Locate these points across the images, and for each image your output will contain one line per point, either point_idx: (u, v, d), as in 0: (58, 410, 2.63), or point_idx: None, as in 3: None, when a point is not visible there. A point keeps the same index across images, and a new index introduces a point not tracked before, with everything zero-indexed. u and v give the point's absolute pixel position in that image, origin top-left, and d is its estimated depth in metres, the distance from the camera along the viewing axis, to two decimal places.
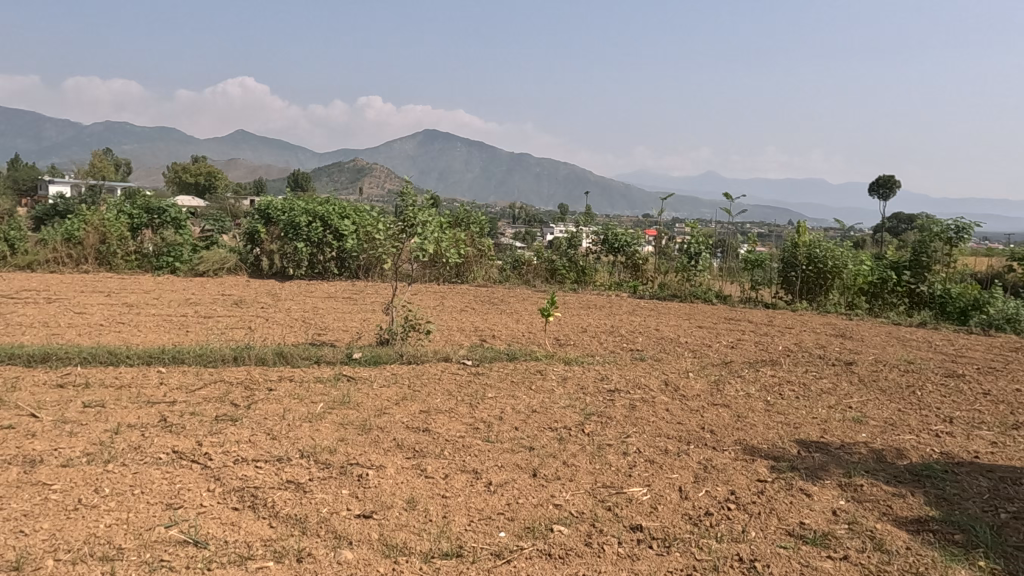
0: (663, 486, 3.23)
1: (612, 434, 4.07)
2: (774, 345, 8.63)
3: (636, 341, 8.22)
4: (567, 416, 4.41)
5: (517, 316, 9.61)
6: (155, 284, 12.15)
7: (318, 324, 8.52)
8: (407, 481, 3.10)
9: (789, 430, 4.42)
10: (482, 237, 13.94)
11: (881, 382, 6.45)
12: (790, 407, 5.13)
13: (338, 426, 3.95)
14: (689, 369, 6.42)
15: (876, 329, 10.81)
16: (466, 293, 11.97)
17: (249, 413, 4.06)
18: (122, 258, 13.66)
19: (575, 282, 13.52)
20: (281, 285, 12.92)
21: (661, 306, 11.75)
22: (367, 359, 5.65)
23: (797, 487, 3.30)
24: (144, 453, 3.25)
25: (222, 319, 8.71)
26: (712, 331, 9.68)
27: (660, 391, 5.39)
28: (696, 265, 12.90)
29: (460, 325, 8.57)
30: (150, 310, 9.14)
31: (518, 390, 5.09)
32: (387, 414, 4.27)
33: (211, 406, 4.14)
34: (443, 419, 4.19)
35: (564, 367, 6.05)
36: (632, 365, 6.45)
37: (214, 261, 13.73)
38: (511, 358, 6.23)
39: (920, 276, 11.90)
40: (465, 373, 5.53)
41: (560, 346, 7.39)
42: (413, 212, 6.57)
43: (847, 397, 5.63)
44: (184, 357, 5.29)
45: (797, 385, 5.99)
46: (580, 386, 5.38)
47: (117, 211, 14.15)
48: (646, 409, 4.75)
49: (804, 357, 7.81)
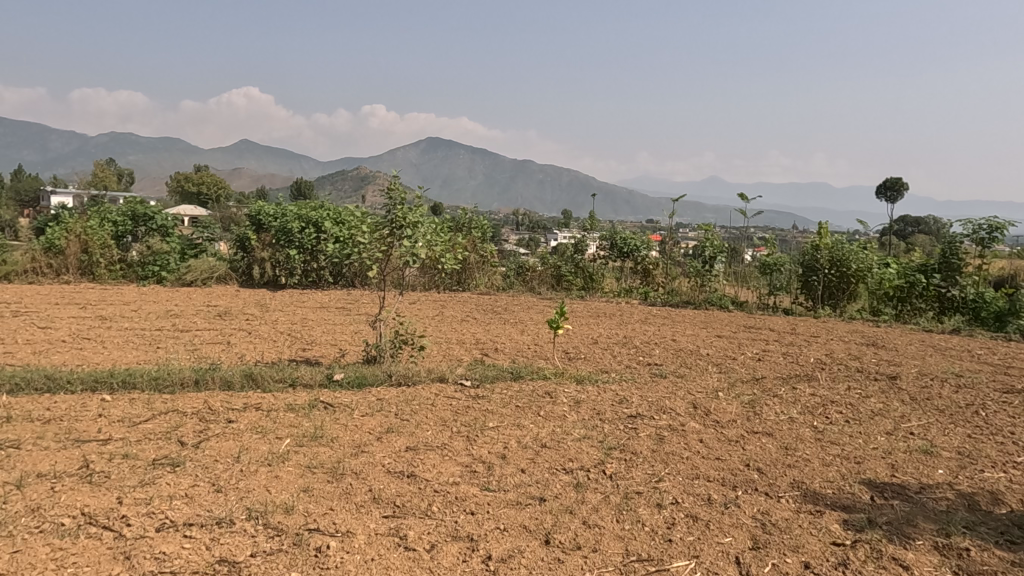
0: (717, 558, 2.48)
1: (640, 477, 3.33)
2: (805, 357, 7.85)
3: (653, 354, 7.48)
4: (584, 452, 3.66)
5: (521, 327, 8.85)
6: (138, 295, 11.46)
7: (304, 338, 7.78)
8: (381, 556, 2.37)
9: (852, 468, 3.66)
10: (484, 242, 13.23)
11: (936, 400, 5.66)
12: (844, 435, 4.37)
13: (303, 472, 3.21)
14: (717, 388, 5.65)
15: (907, 336, 10.04)
16: (468, 301, 11.29)
17: (196, 455, 3.32)
18: (106, 268, 13.03)
19: (582, 289, 12.81)
20: (272, 294, 12.25)
21: (675, 314, 10.99)
22: (350, 380, 4.93)
23: (887, 557, 2.56)
24: (41, 517, 2.53)
25: (199, 332, 7.99)
26: (734, 341, 8.90)
27: (689, 417, 4.63)
28: (710, 270, 12.16)
29: (460, 338, 7.84)
30: (124, 323, 8.44)
31: (524, 418, 4.34)
32: (367, 453, 3.53)
33: (151, 446, 3.40)
34: (432, 459, 3.45)
35: (576, 388, 5.29)
36: (652, 383, 5.70)
37: (202, 269, 13.12)
38: (515, 378, 5.48)
39: (951, 279, 11.11)
40: (462, 398, 4.78)
41: (570, 362, 6.64)
42: (403, 213, 5.83)
43: (904, 420, 4.87)
44: (136, 381, 4.55)
45: (844, 406, 5.22)
46: (596, 412, 4.62)
47: (100, 218, 13.46)
48: (677, 441, 3.99)
49: (841, 370, 7.04)
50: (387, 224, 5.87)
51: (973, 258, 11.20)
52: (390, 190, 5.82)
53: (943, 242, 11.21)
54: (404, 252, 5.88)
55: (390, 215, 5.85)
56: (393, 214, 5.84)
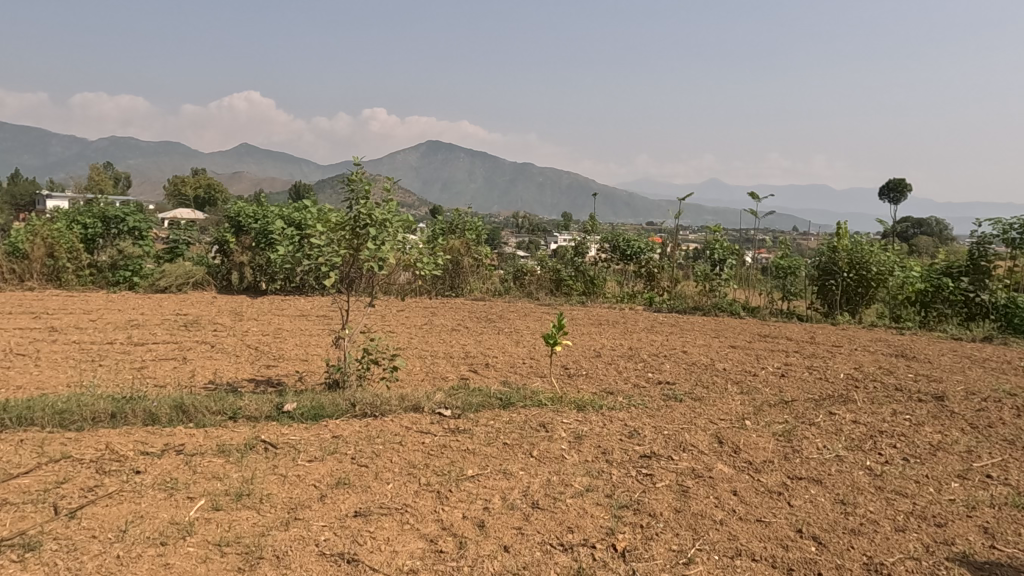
0: None
1: (663, 560, 2.50)
2: (834, 372, 6.97)
3: (664, 369, 6.65)
4: (589, 517, 2.83)
5: (516, 337, 7.97)
6: (104, 303, 10.62)
7: (271, 352, 6.93)
8: None
9: (936, 535, 2.82)
10: (478, 244, 12.43)
11: (999, 428, 4.79)
12: (911, 481, 3.52)
13: (206, 556, 2.36)
14: (743, 415, 4.79)
15: (937, 345, 9.18)
16: (460, 308, 10.43)
17: (65, 530, 2.47)
18: (73, 274, 12.16)
19: (582, 294, 11.98)
20: (251, 301, 11.42)
21: (682, 321, 10.13)
22: (304, 412, 4.07)
23: None
24: None
25: (156, 346, 7.14)
26: (751, 353, 8.07)
27: (716, 457, 3.79)
28: (720, 272, 11.16)
29: (448, 352, 7.01)
30: (73, 335, 7.57)
31: (512, 463, 3.49)
32: (302, 521, 2.69)
33: (8, 517, 2.55)
34: (388, 532, 2.63)
35: (576, 417, 4.42)
36: (666, 408, 4.86)
37: (177, 274, 12.28)
38: (506, 406, 4.61)
39: (980, 284, 10.22)
40: (438, 433, 3.93)
41: (570, 382, 5.81)
42: (369, 209, 4.89)
43: (975, 458, 4.01)
44: (36, 416, 3.70)
45: (899, 439, 4.37)
46: (602, 451, 3.77)
47: (68, 219, 12.56)
48: (705, 496, 3.16)
49: (877, 388, 6.19)
50: (348, 222, 4.94)
51: (1003, 260, 10.25)
52: (351, 181, 4.88)
53: (970, 243, 10.33)
54: (369, 256, 4.92)
55: (351, 211, 4.92)
56: (356, 210, 4.90)
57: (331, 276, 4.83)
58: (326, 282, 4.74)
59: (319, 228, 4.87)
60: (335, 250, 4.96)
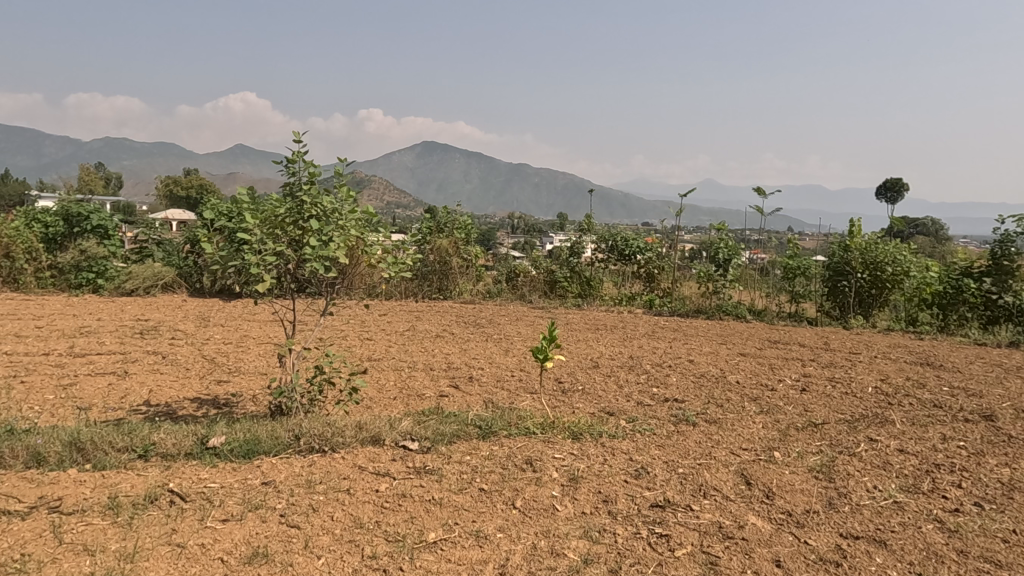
0: None
1: None
2: (860, 386, 6.20)
3: (670, 383, 5.88)
4: None
5: (506, 346, 7.19)
6: (61, 307, 9.79)
7: (227, 364, 6.13)
8: None
9: None
10: (467, 243, 11.67)
11: None
12: (999, 543, 2.74)
13: None
14: (770, 444, 4.02)
15: (962, 353, 8.42)
16: (447, 312, 9.66)
17: None
18: (33, 276, 11.32)
19: (578, 297, 11.20)
20: (222, 305, 10.62)
21: (686, 325, 9.38)
22: (233, 449, 3.30)
23: None
24: None
25: (98, 358, 6.32)
26: (764, 362, 7.31)
27: (747, 506, 3.02)
28: (723, 273, 10.38)
29: (427, 363, 6.23)
30: (7, 345, 6.75)
31: (489, 521, 2.71)
32: None
33: None
34: None
35: (572, 450, 3.64)
36: (678, 436, 4.09)
37: (144, 276, 11.43)
38: (486, 435, 3.81)
39: (1004, 284, 9.42)
40: (399, 476, 3.14)
41: (564, 400, 5.04)
42: (313, 197, 3.95)
43: None
44: None
45: (961, 475, 3.59)
46: (603, 499, 2.99)
47: (27, 218, 11.72)
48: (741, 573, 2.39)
49: (913, 405, 5.43)
50: (289, 214, 3.96)
51: None
52: (290, 162, 3.94)
53: (992, 240, 9.49)
54: (312, 255, 3.93)
55: (293, 201, 3.96)
56: (298, 198, 3.94)
57: (265, 282, 3.83)
58: (257, 289, 3.73)
59: (251, 220, 3.88)
60: (273, 248, 3.96)
